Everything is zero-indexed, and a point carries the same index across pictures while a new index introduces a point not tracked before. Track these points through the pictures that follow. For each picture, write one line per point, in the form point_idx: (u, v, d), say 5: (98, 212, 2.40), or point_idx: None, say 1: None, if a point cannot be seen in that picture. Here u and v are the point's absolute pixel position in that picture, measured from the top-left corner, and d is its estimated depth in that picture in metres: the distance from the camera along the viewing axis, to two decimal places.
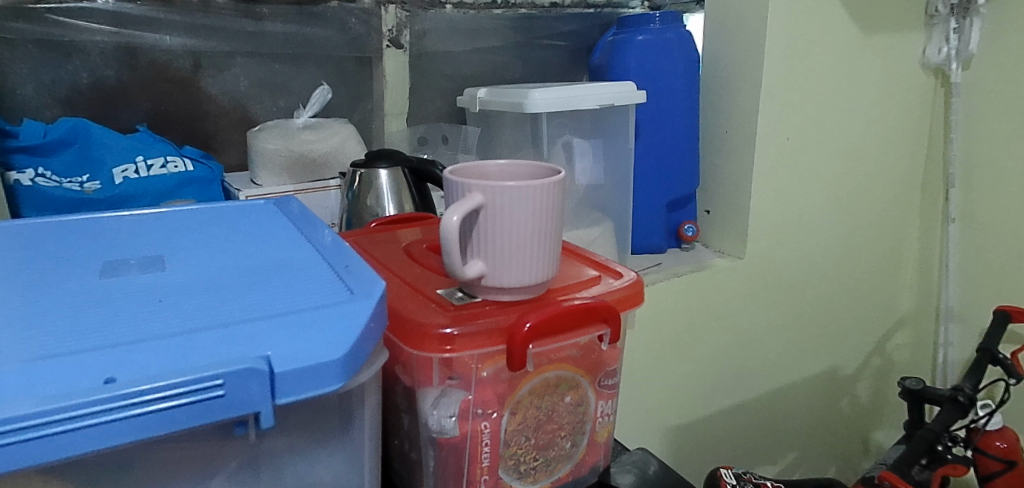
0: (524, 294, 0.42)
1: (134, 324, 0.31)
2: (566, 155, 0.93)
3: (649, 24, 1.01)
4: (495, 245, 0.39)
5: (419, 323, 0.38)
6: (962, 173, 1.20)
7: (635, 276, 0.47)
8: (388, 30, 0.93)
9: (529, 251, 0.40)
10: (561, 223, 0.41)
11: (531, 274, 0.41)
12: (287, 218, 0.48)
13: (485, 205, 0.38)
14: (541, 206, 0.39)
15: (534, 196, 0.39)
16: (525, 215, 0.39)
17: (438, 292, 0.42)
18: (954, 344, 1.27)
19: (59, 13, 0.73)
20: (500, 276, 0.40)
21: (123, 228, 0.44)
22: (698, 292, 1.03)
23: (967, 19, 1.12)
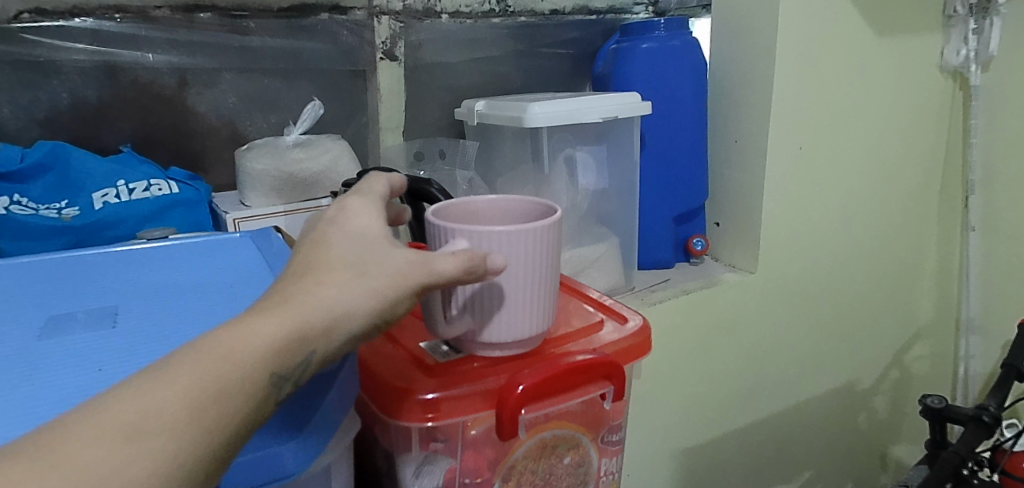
0: (518, 343, 0.43)
1: (66, 397, 0.32)
2: (568, 169, 0.88)
3: (654, 31, 0.97)
4: (484, 291, 0.40)
5: (404, 390, 0.40)
6: (983, 179, 1.15)
7: (641, 323, 0.49)
8: (381, 42, 0.90)
9: (520, 297, 0.41)
10: (551, 268, 0.42)
11: (524, 319, 0.41)
12: (256, 260, 0.48)
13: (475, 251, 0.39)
14: (529, 250, 0.40)
15: (525, 240, 0.39)
16: (511, 259, 0.39)
17: (423, 348, 0.44)
18: (975, 356, 1.22)
19: (35, 32, 0.70)
20: (491, 324, 0.41)
21: (88, 277, 0.45)
22: (709, 309, 0.99)
23: (986, 19, 1.07)
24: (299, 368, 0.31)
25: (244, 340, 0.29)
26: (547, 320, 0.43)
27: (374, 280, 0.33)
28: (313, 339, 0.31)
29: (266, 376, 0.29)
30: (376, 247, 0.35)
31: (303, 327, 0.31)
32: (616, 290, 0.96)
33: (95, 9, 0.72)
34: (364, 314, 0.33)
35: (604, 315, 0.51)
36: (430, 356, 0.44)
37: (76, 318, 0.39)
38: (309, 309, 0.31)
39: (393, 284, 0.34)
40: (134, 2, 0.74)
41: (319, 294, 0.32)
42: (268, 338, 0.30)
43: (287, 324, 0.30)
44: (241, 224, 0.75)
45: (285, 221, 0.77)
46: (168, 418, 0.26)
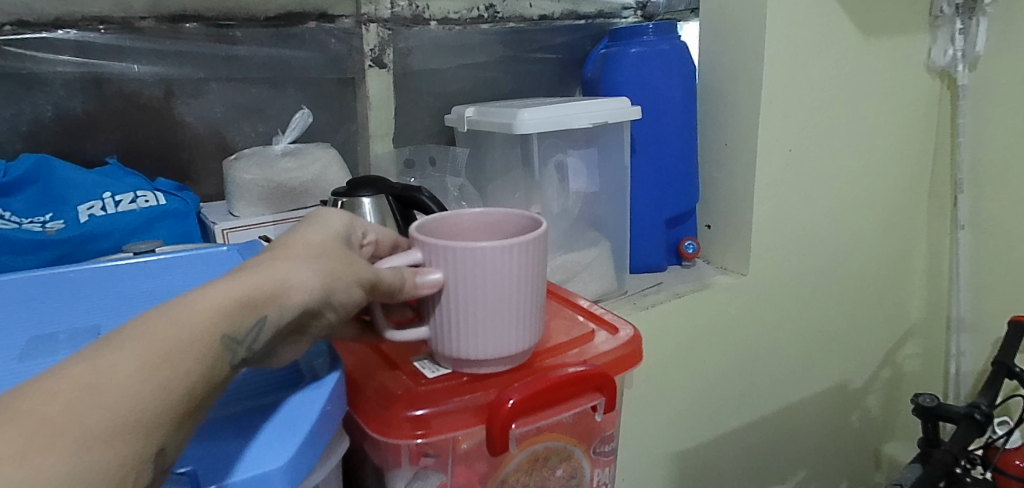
0: (511, 360, 0.43)
1: None
2: (559, 175, 0.89)
3: (643, 36, 0.97)
4: (473, 309, 0.40)
5: (391, 408, 0.40)
6: (972, 177, 1.15)
7: (633, 333, 0.49)
8: (370, 49, 0.89)
9: (512, 313, 0.41)
10: (509, 294, 0.40)
11: (485, 342, 0.41)
12: None
13: (463, 268, 0.39)
14: (470, 270, 0.39)
15: (515, 254, 0.39)
16: (453, 276, 0.39)
17: (412, 364, 0.44)
18: (967, 354, 1.23)
19: (18, 45, 0.69)
20: (482, 342, 0.41)
21: (68, 297, 0.44)
22: (702, 312, 0.99)
23: (973, 20, 1.08)
24: (250, 335, 0.31)
25: (199, 307, 0.29)
26: (536, 335, 0.43)
27: (327, 261, 0.34)
28: (265, 306, 0.31)
29: (218, 338, 0.29)
30: (336, 245, 0.36)
31: (256, 294, 0.31)
32: (608, 295, 0.96)
33: (78, 21, 0.72)
34: (318, 292, 0.33)
35: (595, 324, 0.51)
36: (418, 371, 0.44)
37: (61, 337, 0.39)
38: (263, 280, 0.31)
39: (344, 271, 0.35)
40: (118, 13, 0.73)
41: (275, 269, 0.32)
42: (219, 305, 0.30)
43: (239, 294, 0.30)
44: (230, 234, 0.75)
45: (274, 231, 0.77)
46: (123, 384, 0.25)
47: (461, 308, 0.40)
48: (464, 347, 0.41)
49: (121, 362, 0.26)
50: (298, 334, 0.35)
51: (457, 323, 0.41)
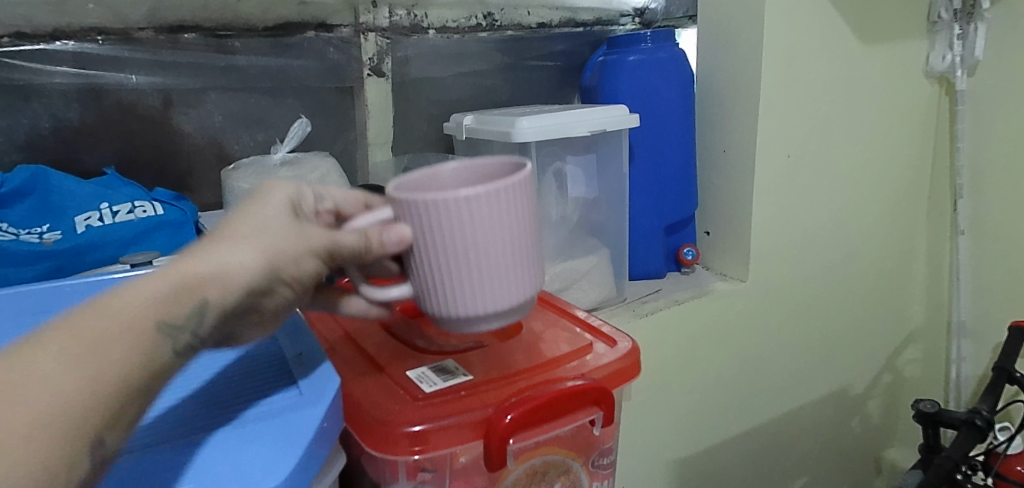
0: (505, 314, 0.43)
1: None
2: (558, 183, 0.89)
3: (641, 44, 0.98)
4: (454, 261, 0.40)
5: (388, 422, 0.40)
6: (972, 181, 1.15)
7: (631, 345, 0.49)
8: (369, 58, 0.89)
9: (495, 261, 0.40)
10: (478, 245, 0.40)
11: (460, 296, 0.41)
12: None
13: (435, 218, 0.39)
14: (434, 219, 0.39)
15: (487, 198, 0.39)
16: (419, 228, 0.40)
17: (409, 376, 0.44)
18: (968, 359, 1.22)
19: (15, 56, 0.69)
20: (470, 296, 0.41)
21: None
22: (701, 318, 0.98)
23: (971, 24, 1.08)
24: (191, 320, 0.33)
25: (126, 301, 0.31)
26: (529, 285, 0.43)
27: (277, 239, 0.36)
28: (204, 289, 0.33)
29: (153, 328, 0.31)
30: (289, 217, 0.37)
31: (188, 282, 0.33)
32: (608, 301, 0.96)
33: (76, 31, 0.72)
34: (260, 271, 0.35)
35: (593, 337, 0.51)
36: (416, 384, 0.43)
37: None
38: (197, 267, 0.33)
39: (290, 246, 0.36)
40: (117, 24, 0.73)
41: (219, 256, 0.34)
42: (157, 297, 0.32)
43: (170, 284, 0.32)
44: None
45: None
46: (47, 384, 0.27)
47: (443, 262, 0.40)
48: (453, 301, 0.41)
49: (42, 361, 0.27)
50: (253, 308, 0.37)
51: (443, 278, 0.41)
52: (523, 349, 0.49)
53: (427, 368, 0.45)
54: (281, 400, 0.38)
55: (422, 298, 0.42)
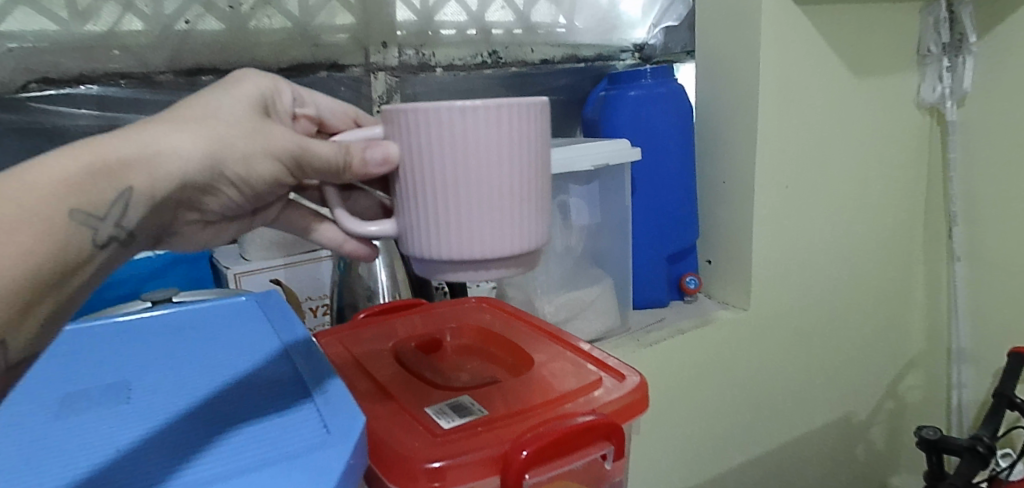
0: (500, 246, 0.43)
1: (92, 454, 0.36)
2: (562, 215, 0.91)
3: (641, 80, 1.01)
4: (445, 180, 0.41)
5: (408, 458, 0.42)
6: (966, 210, 1.17)
7: (638, 380, 0.51)
8: (378, 96, 0.92)
9: (487, 185, 0.41)
10: (459, 163, 0.40)
11: (440, 216, 0.42)
12: (264, 322, 0.54)
13: (419, 132, 0.40)
14: (417, 136, 0.41)
15: (480, 117, 0.39)
16: (406, 144, 0.41)
17: (427, 413, 0.46)
18: (969, 385, 1.22)
19: (42, 100, 0.72)
20: (461, 220, 0.42)
21: (101, 349, 0.49)
22: (704, 347, 1.00)
23: (959, 58, 1.11)
24: (112, 213, 0.36)
25: (54, 169, 0.34)
26: (526, 222, 0.43)
27: (227, 131, 0.40)
28: (132, 175, 0.37)
29: (69, 216, 0.34)
30: (252, 118, 0.41)
31: (115, 163, 0.36)
32: (613, 331, 0.98)
33: (100, 76, 0.74)
34: (195, 158, 0.39)
35: (604, 373, 0.53)
36: (433, 421, 0.45)
37: (98, 388, 0.43)
38: (133, 149, 0.37)
39: (229, 134, 0.40)
40: (138, 68, 0.76)
41: (162, 137, 0.38)
42: (84, 169, 0.35)
43: (97, 160, 0.36)
44: (242, 278, 0.77)
45: (285, 274, 0.80)
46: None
47: (434, 182, 0.41)
48: (445, 227, 0.42)
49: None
50: (195, 200, 0.42)
51: (435, 202, 0.42)
52: (535, 385, 0.51)
53: (445, 404, 0.47)
54: (310, 437, 0.37)
55: (417, 227, 0.43)
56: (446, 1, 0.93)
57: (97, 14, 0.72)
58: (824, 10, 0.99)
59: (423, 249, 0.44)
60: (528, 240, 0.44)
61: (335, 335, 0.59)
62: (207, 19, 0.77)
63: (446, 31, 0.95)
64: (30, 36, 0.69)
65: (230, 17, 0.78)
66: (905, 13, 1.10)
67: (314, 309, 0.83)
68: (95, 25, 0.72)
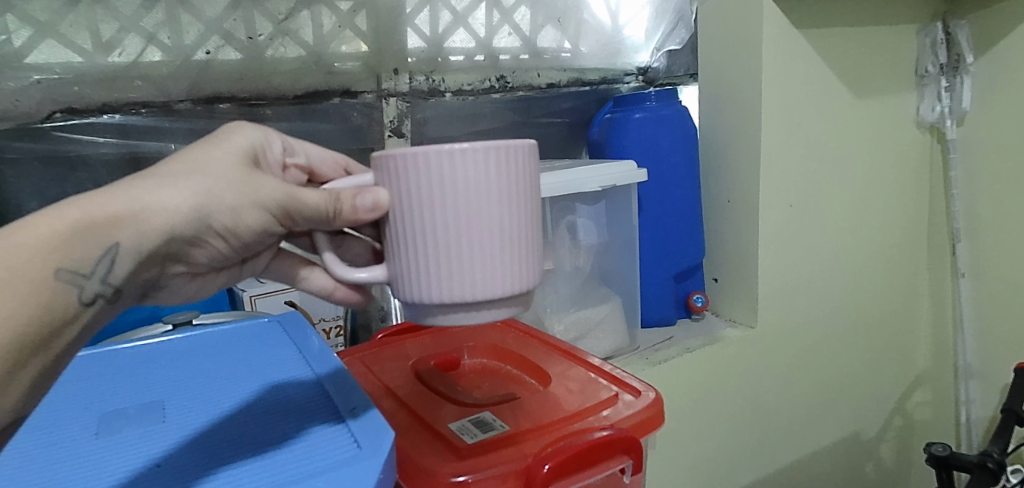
0: (496, 285, 0.43)
1: (127, 475, 0.38)
2: (570, 235, 0.93)
3: (646, 102, 1.03)
4: (438, 221, 0.42)
5: (436, 472, 0.43)
6: (968, 227, 1.18)
7: (653, 397, 0.53)
8: (389, 121, 0.94)
9: (478, 225, 0.42)
10: (448, 204, 0.41)
11: (431, 258, 0.43)
12: (290, 346, 0.56)
13: (409, 176, 0.41)
14: (405, 178, 0.42)
15: (470, 159, 0.41)
16: (394, 188, 0.42)
17: (450, 429, 0.48)
18: (977, 401, 1.22)
19: (66, 130, 0.74)
20: (456, 260, 0.42)
21: (131, 374, 0.51)
22: (711, 365, 1.01)
23: (957, 77, 1.13)
24: (98, 270, 0.38)
25: (41, 230, 0.36)
26: (519, 260, 0.44)
27: (216, 184, 0.41)
28: (117, 231, 0.38)
29: (54, 276, 0.36)
30: (243, 169, 0.43)
31: (102, 220, 0.38)
32: (621, 350, 0.99)
33: (122, 105, 0.76)
34: (183, 211, 0.40)
35: (618, 387, 0.55)
36: (457, 436, 0.47)
37: (132, 411, 0.45)
38: (119, 205, 0.38)
39: (219, 186, 0.41)
40: (159, 97, 0.78)
41: (149, 192, 0.39)
42: (66, 231, 0.37)
43: (83, 219, 0.38)
44: (258, 301, 0.78)
45: (299, 296, 0.80)
46: None
47: (428, 224, 0.42)
48: (440, 268, 0.43)
49: None
50: (183, 253, 0.43)
51: (429, 243, 0.42)
52: (552, 402, 0.53)
53: (466, 421, 0.49)
54: (340, 454, 0.39)
55: (411, 270, 0.44)
56: (455, 28, 0.95)
57: (120, 45, 0.74)
58: (823, 33, 1.02)
59: (418, 293, 0.44)
60: (521, 279, 0.45)
61: (356, 355, 0.61)
62: (226, 49, 0.79)
63: (456, 57, 0.97)
64: (56, 68, 0.72)
65: (247, 47, 0.80)
66: (904, 35, 1.12)
67: (328, 331, 0.83)
68: (117, 56, 0.74)
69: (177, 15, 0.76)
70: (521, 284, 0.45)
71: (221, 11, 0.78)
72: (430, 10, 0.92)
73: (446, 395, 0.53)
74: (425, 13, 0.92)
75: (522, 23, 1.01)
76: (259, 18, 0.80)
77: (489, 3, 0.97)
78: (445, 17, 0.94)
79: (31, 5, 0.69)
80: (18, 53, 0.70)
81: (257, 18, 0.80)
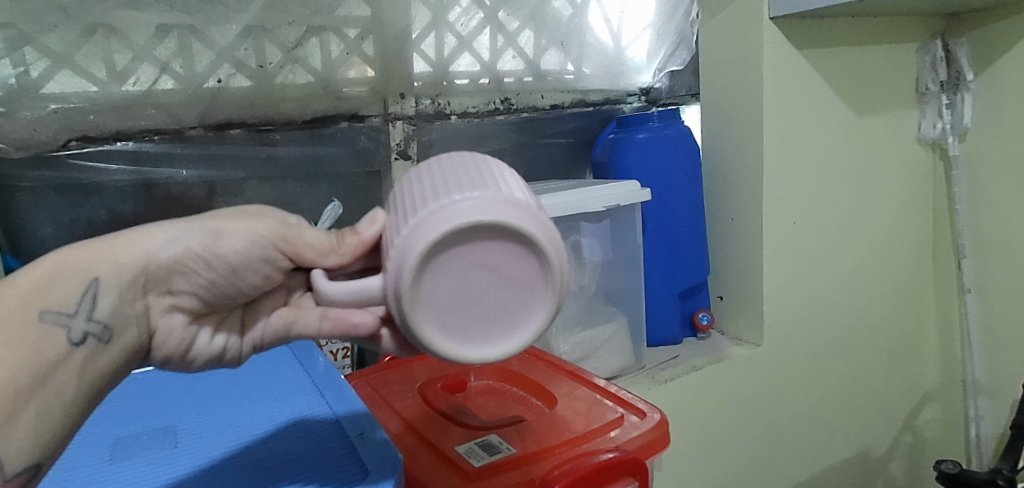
0: (489, 205, 0.37)
1: None
2: (575, 255, 0.93)
3: (649, 122, 1.04)
4: (425, 178, 0.40)
5: None
6: (973, 243, 1.18)
7: (658, 417, 0.54)
8: (396, 143, 0.95)
9: (473, 173, 0.39)
10: (440, 168, 0.40)
11: (420, 206, 0.38)
12: (309, 378, 0.57)
13: (402, 181, 0.42)
14: (398, 184, 0.42)
15: (460, 155, 0.43)
16: (388, 200, 0.42)
17: (457, 451, 0.49)
18: (986, 418, 1.21)
19: (81, 158, 0.76)
20: (444, 192, 0.38)
21: (153, 395, 0.54)
22: (718, 384, 1.01)
23: (957, 95, 1.14)
24: (82, 308, 0.40)
25: (39, 273, 0.41)
26: (521, 196, 0.38)
27: (206, 224, 0.43)
28: (98, 268, 0.41)
29: (38, 318, 0.39)
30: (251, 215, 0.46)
31: (92, 263, 0.41)
32: (628, 369, 0.99)
33: (135, 132, 0.78)
34: (167, 253, 0.42)
35: (624, 408, 0.56)
36: (464, 458, 0.48)
37: (146, 438, 0.48)
38: (108, 249, 0.42)
39: (213, 229, 0.43)
40: (172, 124, 0.80)
41: (138, 238, 0.42)
42: (49, 278, 0.41)
43: (74, 262, 0.41)
44: None
45: None
46: None
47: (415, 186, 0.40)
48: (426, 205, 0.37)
49: None
50: (165, 282, 0.43)
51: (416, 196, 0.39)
52: (558, 423, 0.53)
53: (473, 444, 0.50)
54: None
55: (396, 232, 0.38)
56: (460, 52, 0.97)
57: (134, 74, 0.76)
58: (823, 54, 1.03)
59: (400, 247, 0.37)
60: (526, 217, 0.37)
61: (364, 378, 0.62)
62: (238, 77, 0.81)
63: (461, 80, 0.99)
64: (72, 98, 0.73)
65: (257, 74, 0.82)
66: (904, 53, 1.13)
67: (335, 352, 0.84)
68: (132, 85, 0.76)
69: (190, 44, 0.77)
70: (526, 222, 0.37)
71: (233, 40, 0.80)
72: (435, 35, 0.94)
73: (452, 416, 0.55)
74: (431, 38, 0.93)
75: (526, 46, 1.02)
76: (269, 47, 0.82)
77: (494, 28, 0.99)
78: (450, 42, 0.95)
79: (48, 37, 0.71)
80: (35, 84, 0.72)
81: (267, 46, 0.82)
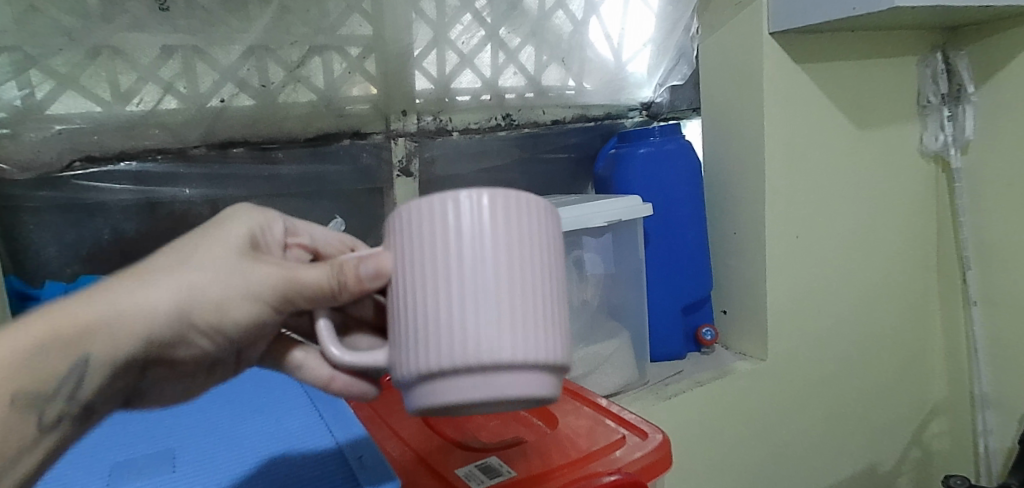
0: (514, 386, 0.37)
1: None
2: (577, 270, 0.93)
3: (649, 137, 1.04)
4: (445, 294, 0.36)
5: None
6: (978, 255, 1.16)
7: (661, 437, 0.54)
8: (399, 160, 0.95)
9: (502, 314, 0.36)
10: (466, 286, 0.36)
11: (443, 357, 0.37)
12: (306, 398, 0.57)
13: (420, 250, 0.37)
14: (417, 252, 0.38)
15: (493, 227, 0.37)
16: (403, 269, 0.38)
17: (458, 473, 0.49)
18: (994, 431, 1.19)
19: (85, 178, 0.76)
20: (471, 332, 0.36)
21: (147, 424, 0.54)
22: (723, 399, 1.00)
23: (959, 107, 1.14)
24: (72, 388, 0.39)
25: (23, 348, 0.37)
26: (549, 351, 0.38)
27: (205, 288, 0.41)
28: (92, 344, 0.38)
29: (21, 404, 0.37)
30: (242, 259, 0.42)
31: (85, 338, 0.38)
32: (630, 385, 0.98)
33: (140, 152, 0.79)
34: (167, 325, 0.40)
35: (626, 429, 0.55)
36: (464, 481, 0.49)
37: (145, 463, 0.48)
38: (103, 323, 0.38)
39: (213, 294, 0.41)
40: (175, 144, 0.80)
41: (134, 307, 0.39)
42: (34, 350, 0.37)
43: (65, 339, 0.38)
44: None
45: None
46: None
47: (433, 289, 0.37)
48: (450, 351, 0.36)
49: None
50: (165, 353, 0.42)
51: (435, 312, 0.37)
52: (560, 444, 0.53)
53: (474, 466, 0.50)
54: None
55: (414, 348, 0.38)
56: (461, 70, 0.97)
57: (138, 94, 0.76)
58: (823, 68, 1.03)
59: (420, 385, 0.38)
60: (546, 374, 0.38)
61: (364, 398, 0.62)
62: (241, 97, 0.82)
63: (462, 97, 0.99)
64: (76, 118, 0.74)
65: (260, 93, 0.83)
66: (905, 66, 1.13)
67: None
68: (135, 105, 0.76)
69: (193, 64, 0.78)
70: (546, 383, 0.38)
71: (236, 60, 0.80)
72: (437, 53, 0.94)
73: (454, 437, 0.55)
74: (433, 55, 0.94)
75: (527, 62, 1.03)
76: (272, 66, 0.82)
77: (495, 45, 0.99)
78: (451, 59, 0.96)
79: (53, 59, 0.72)
80: (40, 105, 0.72)
81: (270, 65, 0.82)
